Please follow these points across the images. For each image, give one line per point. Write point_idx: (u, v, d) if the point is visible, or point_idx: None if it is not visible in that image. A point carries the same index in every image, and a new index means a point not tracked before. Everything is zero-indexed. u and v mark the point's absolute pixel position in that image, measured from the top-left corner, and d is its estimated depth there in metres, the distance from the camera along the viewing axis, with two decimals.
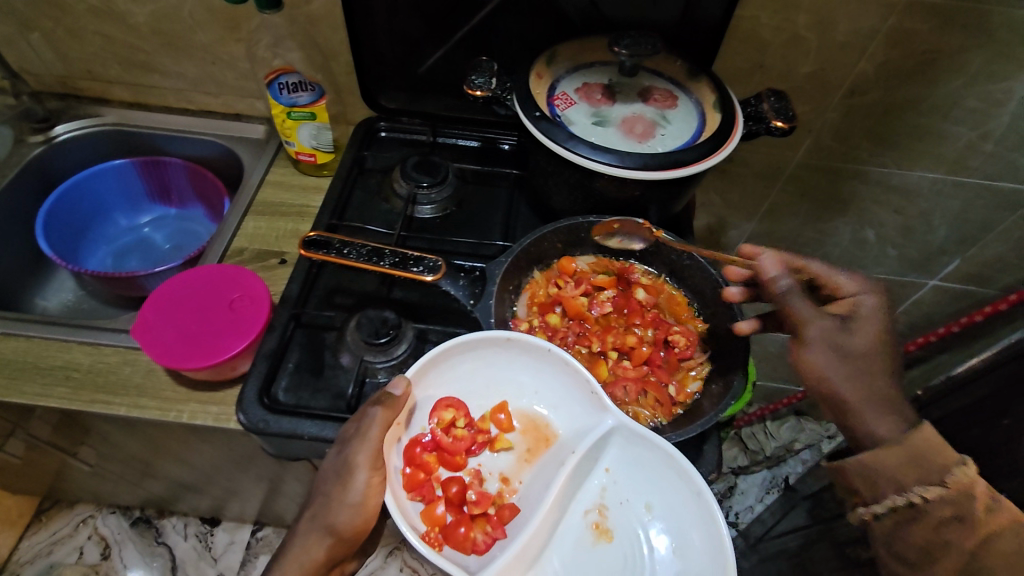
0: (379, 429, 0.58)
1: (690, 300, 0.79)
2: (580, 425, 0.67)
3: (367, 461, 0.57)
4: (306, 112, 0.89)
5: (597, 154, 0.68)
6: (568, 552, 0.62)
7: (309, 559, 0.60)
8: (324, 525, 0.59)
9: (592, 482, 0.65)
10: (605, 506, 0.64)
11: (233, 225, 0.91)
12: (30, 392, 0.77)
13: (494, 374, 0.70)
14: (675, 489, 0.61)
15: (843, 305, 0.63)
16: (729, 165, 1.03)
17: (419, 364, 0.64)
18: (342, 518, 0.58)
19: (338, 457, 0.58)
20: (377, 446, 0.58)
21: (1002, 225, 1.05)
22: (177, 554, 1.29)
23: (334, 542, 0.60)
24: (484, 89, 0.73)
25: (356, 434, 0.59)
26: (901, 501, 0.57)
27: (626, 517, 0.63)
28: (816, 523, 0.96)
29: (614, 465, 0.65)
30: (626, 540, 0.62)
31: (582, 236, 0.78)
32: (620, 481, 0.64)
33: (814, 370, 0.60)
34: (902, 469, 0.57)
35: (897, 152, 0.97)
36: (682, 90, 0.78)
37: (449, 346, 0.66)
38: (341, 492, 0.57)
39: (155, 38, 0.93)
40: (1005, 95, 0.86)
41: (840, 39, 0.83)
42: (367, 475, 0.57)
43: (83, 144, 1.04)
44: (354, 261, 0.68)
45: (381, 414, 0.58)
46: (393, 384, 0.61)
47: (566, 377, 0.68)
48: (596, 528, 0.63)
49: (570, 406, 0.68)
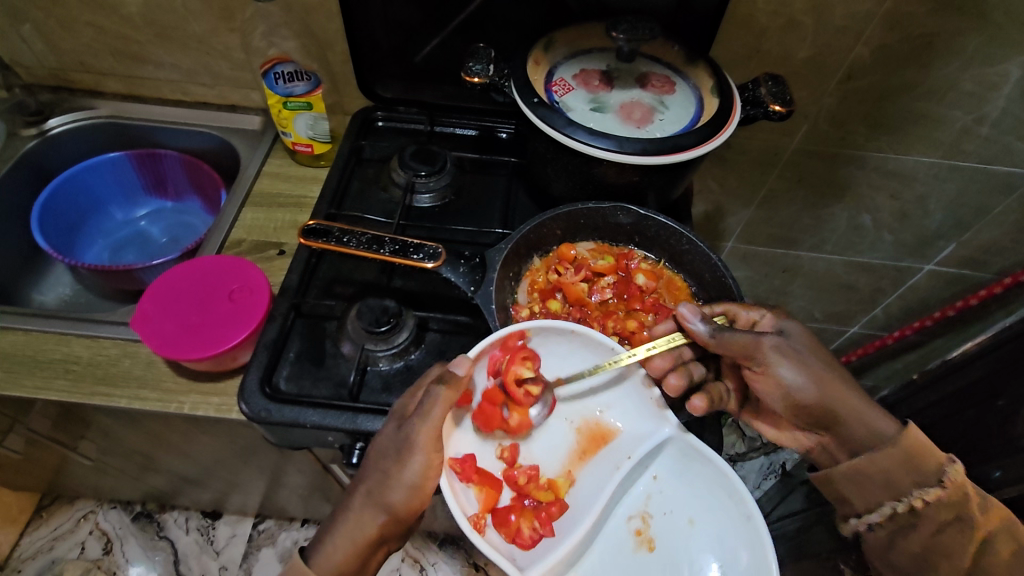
0: (442, 409, 0.56)
1: (689, 285, 0.79)
2: (637, 426, 0.64)
3: (428, 441, 0.56)
4: (302, 102, 0.89)
5: (596, 140, 0.68)
6: (608, 556, 0.61)
7: (361, 535, 0.59)
8: (380, 502, 0.59)
9: (638, 487, 0.63)
10: (648, 514, 0.62)
11: (232, 216, 0.91)
12: (30, 385, 0.77)
13: (552, 362, 0.68)
14: (724, 509, 0.58)
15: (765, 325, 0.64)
16: (725, 152, 1.03)
17: (481, 346, 0.61)
18: (397, 496, 0.58)
19: (398, 433, 0.58)
20: (439, 426, 0.57)
21: (996, 210, 1.06)
22: (179, 548, 1.29)
23: (387, 520, 0.59)
24: (481, 77, 0.72)
25: (417, 411, 0.58)
26: (901, 506, 0.62)
27: (669, 530, 0.60)
28: (813, 506, 0.97)
29: (662, 473, 0.62)
30: (669, 552, 0.59)
31: (581, 222, 0.78)
32: (667, 491, 0.62)
33: (779, 382, 0.60)
34: (895, 474, 0.61)
35: (892, 136, 0.97)
36: (680, 76, 0.78)
37: (508, 332, 0.63)
38: (398, 469, 0.57)
39: (148, 28, 0.93)
40: (999, 78, 0.87)
41: (837, 23, 0.83)
42: (426, 456, 0.57)
43: (77, 136, 1.03)
44: (355, 249, 0.68)
45: (444, 394, 0.56)
46: (454, 364, 0.59)
47: (625, 377, 0.65)
48: (638, 535, 0.61)
49: (627, 409, 0.66)
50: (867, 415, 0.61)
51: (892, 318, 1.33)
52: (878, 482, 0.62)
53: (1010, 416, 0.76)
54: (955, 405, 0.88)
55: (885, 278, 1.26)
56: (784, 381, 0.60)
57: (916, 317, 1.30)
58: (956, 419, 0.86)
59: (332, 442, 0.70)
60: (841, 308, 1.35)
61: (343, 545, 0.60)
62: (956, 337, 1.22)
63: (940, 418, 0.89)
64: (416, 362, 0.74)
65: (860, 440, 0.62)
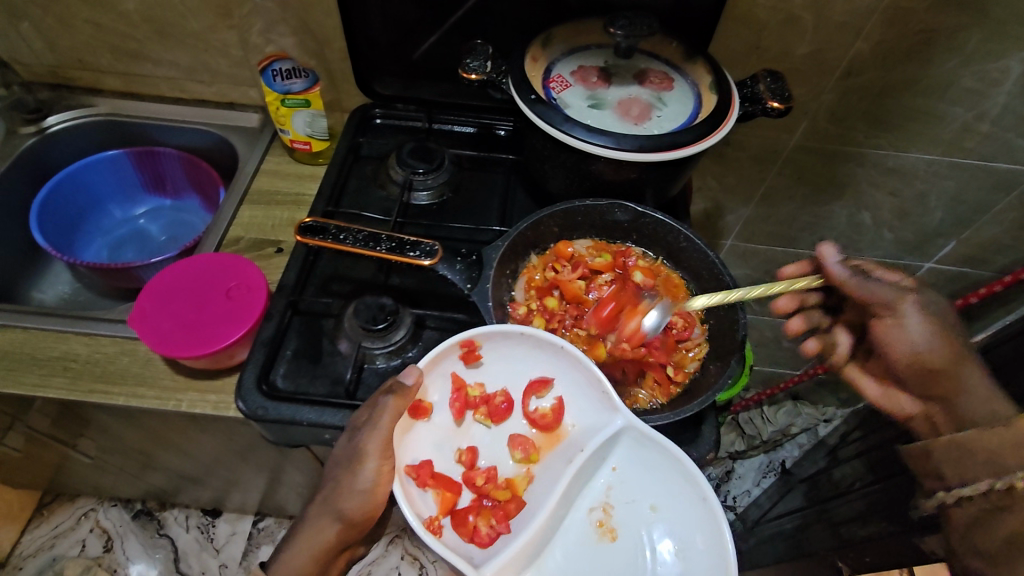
0: (389, 418, 0.58)
1: (686, 283, 0.78)
2: (590, 421, 0.65)
3: (378, 449, 0.57)
4: (300, 99, 0.89)
5: (593, 137, 0.68)
6: (571, 549, 0.62)
7: (319, 541, 0.60)
8: (335, 510, 0.59)
9: (599, 480, 0.64)
10: (610, 505, 0.63)
11: (230, 213, 0.91)
12: (29, 382, 0.77)
13: (504, 365, 0.69)
14: (681, 493, 0.60)
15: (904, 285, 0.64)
16: (725, 148, 1.03)
17: (430, 357, 0.63)
18: (351, 504, 0.58)
19: (349, 444, 0.59)
20: (389, 434, 0.58)
21: (997, 207, 1.05)
22: (179, 546, 1.29)
23: (343, 527, 0.60)
24: (479, 73, 0.72)
25: (367, 421, 0.59)
26: (999, 485, 0.56)
27: (631, 518, 0.62)
28: (812, 504, 1.01)
29: (621, 464, 0.63)
30: (630, 540, 0.61)
31: (578, 220, 0.78)
32: (627, 480, 0.63)
33: (905, 338, 0.60)
34: (1004, 453, 0.56)
35: (892, 133, 0.97)
36: (678, 72, 0.77)
37: (456, 340, 0.64)
38: (350, 479, 0.58)
39: (146, 26, 0.93)
40: (1001, 74, 0.86)
41: (837, 19, 0.83)
42: (378, 463, 0.57)
43: (76, 134, 1.03)
44: (351, 246, 0.67)
45: (392, 403, 0.58)
46: (404, 373, 0.61)
47: (578, 373, 0.65)
48: (600, 526, 0.62)
49: (581, 404, 0.66)
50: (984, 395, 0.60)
51: None
52: (982, 454, 0.57)
53: None
54: None
55: None
56: (911, 337, 0.59)
57: None
58: None
59: (328, 440, 0.70)
60: None
61: (301, 553, 0.60)
62: None
63: None
64: (413, 359, 0.74)
65: (970, 416, 0.60)
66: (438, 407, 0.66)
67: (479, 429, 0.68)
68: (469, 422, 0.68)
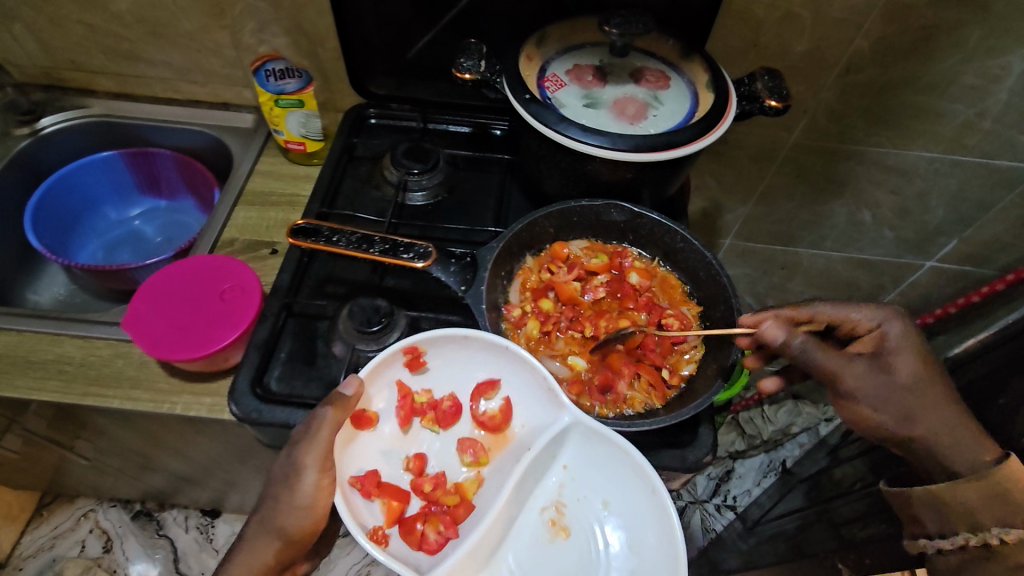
0: (329, 430, 0.57)
1: (683, 283, 0.78)
2: (537, 422, 0.65)
3: (316, 462, 0.56)
4: (294, 99, 0.88)
5: (587, 137, 0.67)
6: (523, 549, 0.62)
7: (257, 562, 0.58)
8: (273, 528, 0.58)
9: (550, 478, 0.64)
10: (562, 503, 0.63)
11: (224, 214, 0.91)
12: (23, 386, 0.76)
13: (451, 369, 0.68)
14: (631, 486, 0.60)
15: (867, 342, 0.63)
16: (724, 147, 1.02)
17: (372, 365, 0.63)
18: (289, 520, 0.57)
19: (286, 459, 0.58)
20: (327, 446, 0.57)
21: (999, 205, 1.04)
22: (179, 546, 1.29)
23: (282, 545, 0.58)
24: (472, 73, 0.71)
25: (303, 434, 0.58)
26: (975, 540, 0.57)
27: (582, 514, 0.62)
28: (815, 505, 1.00)
29: (571, 462, 0.64)
30: (582, 537, 0.61)
31: (574, 220, 0.77)
32: (577, 477, 0.63)
33: (862, 415, 0.61)
34: (980, 508, 0.56)
35: (893, 131, 0.96)
36: (674, 71, 0.77)
37: (401, 346, 0.64)
38: (289, 494, 0.57)
39: (138, 26, 0.92)
40: (1002, 70, 0.85)
41: (836, 16, 0.82)
42: (316, 476, 0.56)
43: (70, 136, 1.03)
44: (344, 248, 0.67)
45: (330, 415, 0.57)
46: (345, 384, 0.60)
47: (525, 374, 0.65)
48: (553, 525, 0.63)
49: (529, 404, 0.66)
50: (966, 437, 0.59)
51: None
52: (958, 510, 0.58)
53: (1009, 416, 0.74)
54: None
55: (886, 275, 1.25)
56: (867, 415, 0.61)
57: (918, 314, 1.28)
58: None
59: None
60: None
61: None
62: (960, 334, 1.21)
63: None
64: None
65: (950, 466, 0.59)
66: (384, 416, 0.65)
67: (427, 435, 0.67)
68: (416, 429, 0.67)
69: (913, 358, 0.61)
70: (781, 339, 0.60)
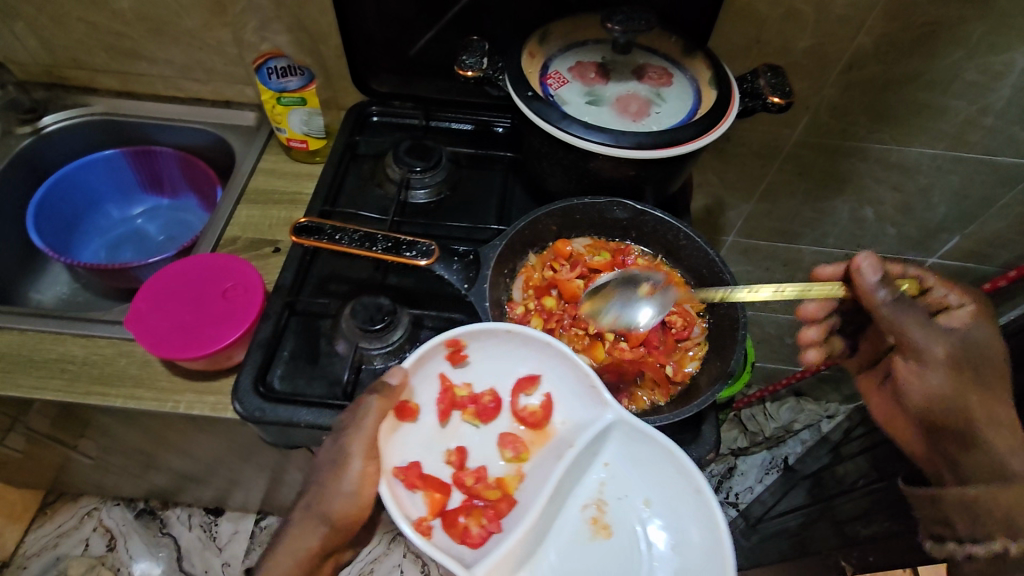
0: (375, 419, 0.58)
1: (686, 279, 0.78)
2: (579, 419, 0.65)
3: (362, 449, 0.57)
4: (296, 97, 0.88)
5: (591, 134, 0.67)
6: (565, 546, 0.62)
7: (303, 548, 0.58)
8: (319, 514, 0.58)
9: (591, 476, 0.64)
10: (603, 501, 0.63)
11: (226, 213, 0.91)
12: (26, 385, 0.76)
13: (491, 364, 0.68)
14: (674, 485, 0.60)
15: (957, 315, 0.62)
16: (726, 144, 1.02)
17: (417, 355, 0.62)
18: (336, 507, 0.57)
19: (332, 446, 0.58)
20: (374, 435, 0.57)
21: (1001, 202, 1.04)
22: (182, 544, 1.29)
23: (328, 530, 0.58)
24: (475, 70, 0.71)
25: (351, 422, 0.58)
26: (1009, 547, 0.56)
27: (624, 513, 0.62)
28: (817, 501, 0.98)
29: (613, 460, 0.64)
30: (624, 536, 0.61)
31: (576, 218, 0.77)
32: (619, 475, 0.63)
33: (928, 387, 0.61)
34: (1020, 514, 0.55)
35: (896, 128, 0.96)
36: (677, 67, 0.76)
37: (445, 337, 0.63)
38: (335, 482, 0.57)
39: (140, 24, 0.92)
40: (1005, 67, 0.85)
41: (838, 13, 0.82)
42: (362, 464, 0.57)
43: (72, 134, 1.03)
44: (347, 246, 0.67)
45: (376, 404, 0.58)
46: (389, 373, 0.61)
47: (567, 370, 0.65)
48: (593, 523, 0.62)
49: (570, 401, 0.66)
50: (1018, 438, 0.58)
51: None
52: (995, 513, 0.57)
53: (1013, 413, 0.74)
54: None
55: None
56: (933, 386, 0.61)
57: None
58: None
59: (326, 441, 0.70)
60: None
61: (283, 561, 0.58)
62: None
63: None
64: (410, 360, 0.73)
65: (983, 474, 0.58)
66: (424, 409, 0.65)
67: (467, 429, 0.67)
68: (456, 423, 0.67)
69: (991, 342, 0.61)
70: (874, 288, 0.57)
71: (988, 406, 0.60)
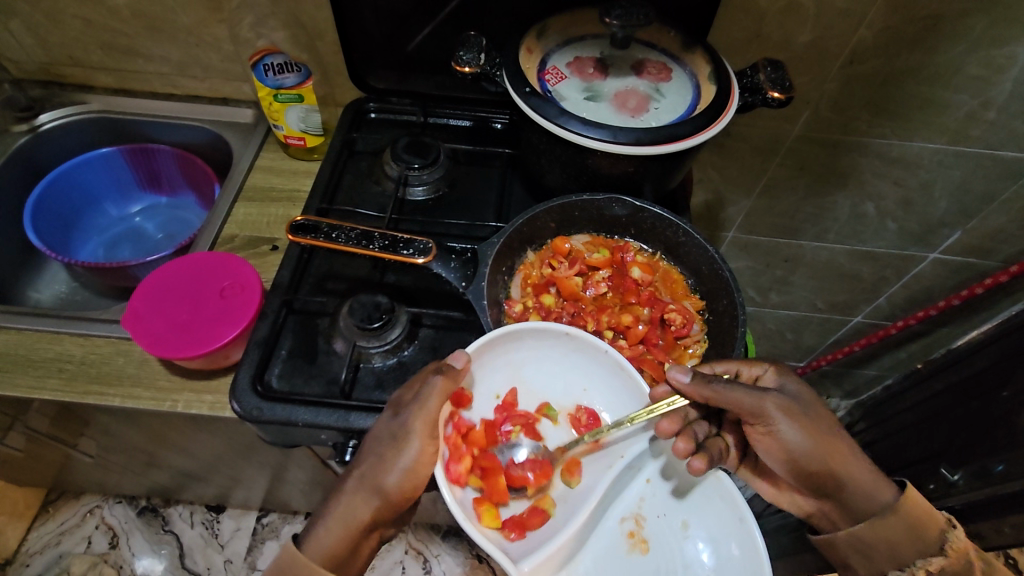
0: (437, 399, 0.57)
1: (685, 278, 0.78)
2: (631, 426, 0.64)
3: (423, 429, 0.57)
4: (293, 94, 0.88)
5: (588, 130, 0.66)
6: (600, 557, 0.60)
7: (353, 518, 0.59)
8: (373, 486, 0.58)
9: (632, 490, 0.62)
10: (641, 516, 0.61)
11: (224, 210, 0.90)
12: (23, 385, 0.76)
13: (544, 368, 0.69)
14: (718, 513, 0.58)
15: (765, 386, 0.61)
16: (726, 139, 1.01)
17: (480, 342, 0.62)
18: (391, 481, 0.57)
19: (393, 421, 0.59)
20: (435, 415, 0.57)
21: (1004, 195, 1.03)
22: (184, 542, 1.30)
23: (381, 503, 0.59)
24: (472, 66, 0.71)
25: (412, 401, 0.58)
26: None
27: (663, 532, 0.60)
28: None
29: (656, 476, 0.62)
30: (661, 555, 0.59)
31: (574, 214, 0.77)
32: (662, 494, 0.61)
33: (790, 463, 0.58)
34: (899, 542, 0.60)
35: (898, 123, 0.95)
36: (676, 62, 0.76)
37: (508, 331, 0.63)
38: (393, 455, 0.57)
39: (135, 21, 0.91)
40: (1008, 60, 0.84)
41: (839, 6, 0.81)
42: (421, 444, 0.56)
43: (69, 132, 1.02)
44: (344, 244, 0.66)
45: (440, 384, 0.57)
46: (453, 357, 0.60)
47: (619, 379, 0.65)
48: (631, 537, 0.61)
49: (621, 409, 0.66)
50: (873, 477, 0.60)
51: (896, 307, 1.32)
52: (883, 551, 0.60)
53: (1014, 408, 0.74)
54: (957, 396, 0.87)
55: (890, 267, 1.24)
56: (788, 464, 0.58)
57: (921, 306, 1.28)
58: (960, 411, 0.84)
59: (326, 439, 0.70)
60: (844, 298, 1.33)
61: (335, 529, 0.59)
62: (963, 326, 1.20)
63: (947, 407, 0.88)
64: (409, 358, 0.73)
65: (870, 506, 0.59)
66: (481, 400, 0.66)
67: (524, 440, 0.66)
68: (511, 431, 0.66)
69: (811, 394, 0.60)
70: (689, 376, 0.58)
71: (842, 446, 0.58)
